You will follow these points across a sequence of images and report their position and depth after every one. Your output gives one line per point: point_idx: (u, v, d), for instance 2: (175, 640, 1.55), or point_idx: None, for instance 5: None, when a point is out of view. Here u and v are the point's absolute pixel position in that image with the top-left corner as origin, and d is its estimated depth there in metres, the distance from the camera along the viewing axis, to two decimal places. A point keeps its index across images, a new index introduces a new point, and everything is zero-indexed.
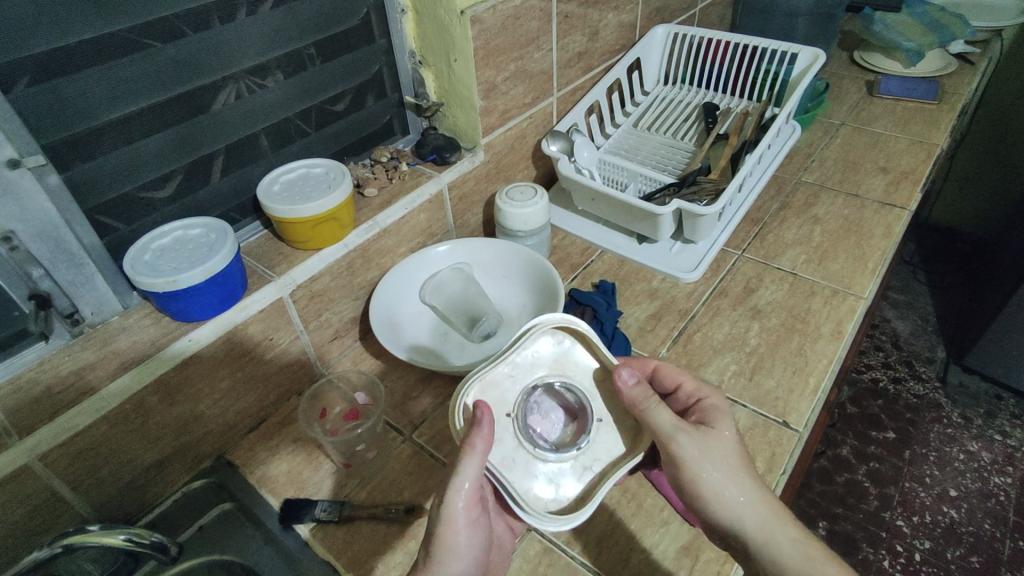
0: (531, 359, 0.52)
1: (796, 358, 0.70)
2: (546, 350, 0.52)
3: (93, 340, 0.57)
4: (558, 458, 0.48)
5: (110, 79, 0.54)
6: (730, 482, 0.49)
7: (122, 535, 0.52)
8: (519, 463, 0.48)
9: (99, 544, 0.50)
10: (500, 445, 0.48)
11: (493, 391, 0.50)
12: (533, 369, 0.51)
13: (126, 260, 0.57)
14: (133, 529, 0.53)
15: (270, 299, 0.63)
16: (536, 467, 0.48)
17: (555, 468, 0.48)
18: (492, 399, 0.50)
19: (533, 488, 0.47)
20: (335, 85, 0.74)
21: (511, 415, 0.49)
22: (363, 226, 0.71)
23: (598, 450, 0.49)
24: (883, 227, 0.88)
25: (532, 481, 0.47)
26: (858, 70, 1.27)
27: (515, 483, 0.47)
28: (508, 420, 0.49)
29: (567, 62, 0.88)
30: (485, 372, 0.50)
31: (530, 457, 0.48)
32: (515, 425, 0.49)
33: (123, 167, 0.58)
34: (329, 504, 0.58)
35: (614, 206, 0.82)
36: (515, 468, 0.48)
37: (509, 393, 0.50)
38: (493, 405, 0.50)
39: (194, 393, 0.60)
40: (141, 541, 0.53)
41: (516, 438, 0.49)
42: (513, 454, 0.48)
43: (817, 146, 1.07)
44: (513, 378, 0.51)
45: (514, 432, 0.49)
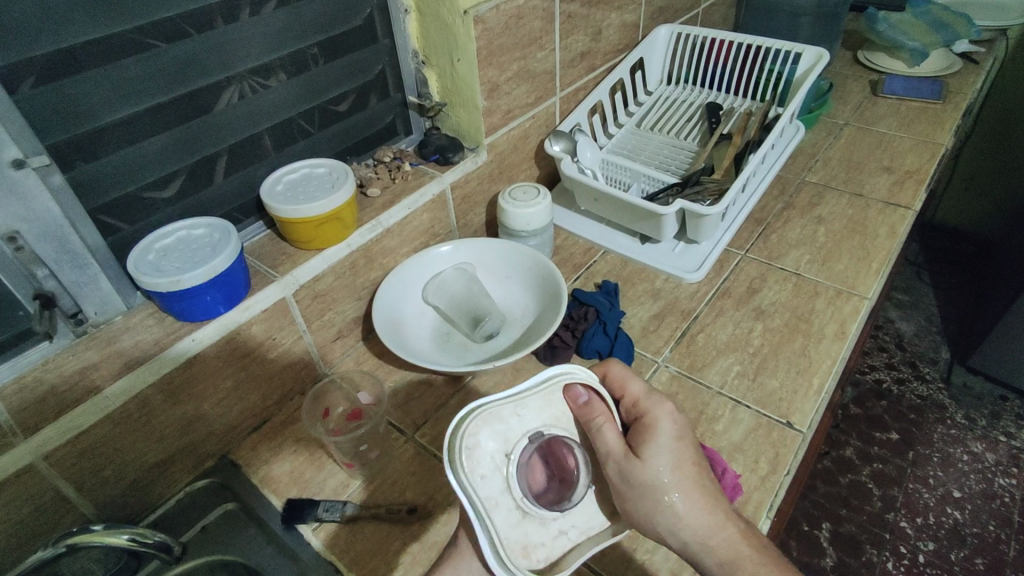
0: (542, 404, 0.50)
1: (799, 358, 0.70)
2: (558, 398, 0.51)
3: (98, 340, 0.58)
4: (539, 517, 0.48)
5: (114, 79, 0.54)
6: (656, 514, 0.49)
7: (126, 535, 0.52)
8: (502, 507, 0.47)
9: (101, 544, 0.50)
10: (488, 482, 0.47)
11: (500, 426, 0.48)
12: (541, 414, 0.50)
13: (129, 260, 0.57)
14: (136, 529, 0.53)
15: (274, 298, 0.63)
16: (518, 519, 0.47)
17: (535, 525, 0.48)
18: (495, 435, 0.48)
19: (508, 538, 0.47)
20: (338, 86, 0.74)
21: (510, 456, 0.48)
22: (366, 226, 0.71)
23: (578, 518, 0.50)
24: (887, 227, 0.88)
25: (510, 530, 0.47)
26: (862, 70, 1.27)
27: (495, 526, 0.46)
28: (505, 461, 0.48)
29: (570, 62, 0.88)
30: (495, 408, 0.48)
31: (515, 504, 0.47)
32: (511, 468, 0.47)
33: (127, 167, 0.58)
34: (331, 504, 0.58)
35: (618, 206, 0.82)
36: (497, 514, 0.47)
37: (513, 431, 0.48)
38: (495, 440, 0.48)
39: (198, 393, 0.60)
40: (146, 540, 0.53)
41: (506, 484, 0.47)
42: (499, 497, 0.47)
43: (821, 146, 1.06)
44: (520, 419, 0.49)
45: (506, 476, 0.47)
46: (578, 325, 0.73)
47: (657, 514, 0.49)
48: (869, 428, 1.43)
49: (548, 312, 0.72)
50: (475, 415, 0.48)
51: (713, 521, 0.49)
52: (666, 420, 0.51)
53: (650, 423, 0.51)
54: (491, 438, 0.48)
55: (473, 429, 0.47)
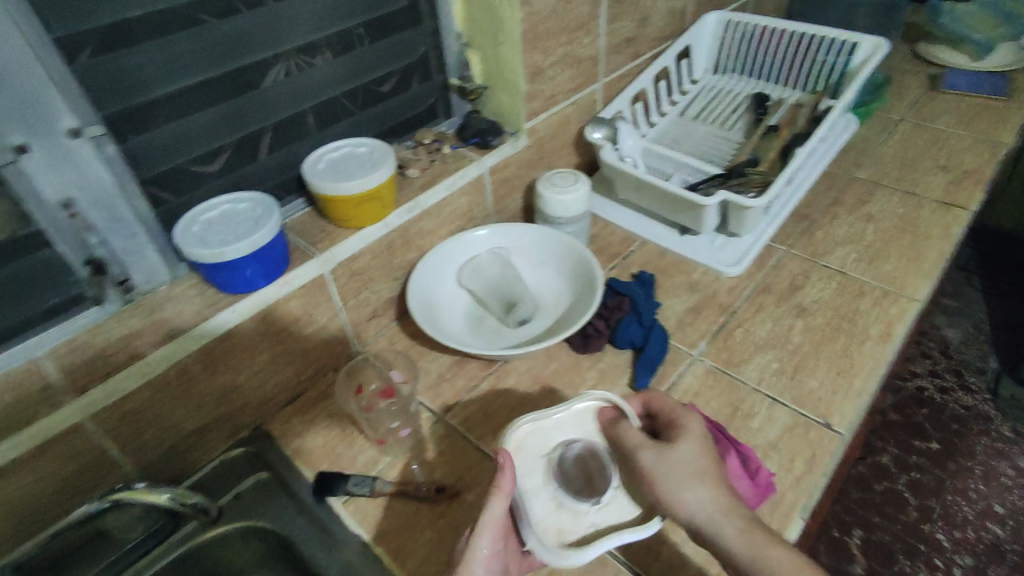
0: (580, 419, 0.54)
1: (841, 358, 0.68)
2: (594, 415, 0.55)
3: (141, 309, 0.60)
4: (572, 507, 0.49)
5: (165, 54, 0.55)
6: (686, 494, 0.48)
7: (166, 495, 0.54)
8: (535, 492, 0.50)
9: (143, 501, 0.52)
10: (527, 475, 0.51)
11: (541, 433, 0.54)
12: (578, 426, 0.54)
13: (177, 231, 0.59)
14: (177, 489, 0.54)
15: (312, 274, 0.64)
16: (553, 505, 0.50)
17: (565, 513, 0.49)
18: (537, 439, 0.53)
19: (542, 521, 0.49)
20: (382, 66, 0.75)
21: (546, 456, 0.52)
22: (405, 207, 0.71)
23: (611, 511, 0.50)
24: (941, 228, 0.84)
25: (547, 513, 0.49)
26: (922, 63, 1.22)
27: (529, 511, 0.49)
28: (542, 460, 0.52)
29: (615, 48, 0.87)
30: (538, 420, 0.54)
31: (550, 495, 0.50)
32: (546, 464, 0.51)
33: (176, 139, 0.60)
34: (360, 479, 0.59)
35: (657, 195, 0.80)
36: (529, 497, 0.50)
37: (552, 437, 0.53)
38: (535, 444, 0.53)
39: (235, 364, 0.62)
40: (185, 501, 0.55)
41: (540, 473, 0.51)
42: (536, 488, 0.51)
43: (873, 141, 1.02)
44: (559, 429, 0.54)
45: (543, 471, 0.51)
46: (613, 315, 0.72)
47: (685, 494, 0.48)
48: (905, 434, 1.38)
49: (583, 300, 0.71)
50: (520, 425, 0.53)
51: (730, 508, 0.48)
52: (693, 422, 0.53)
53: (677, 426, 0.53)
54: (533, 444, 0.53)
55: (518, 436, 0.53)
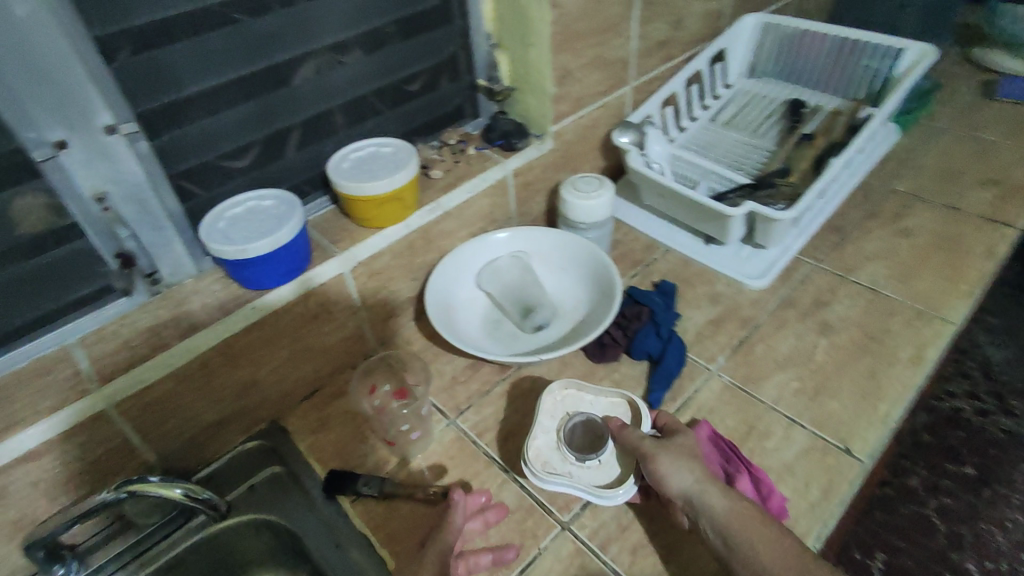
0: (605, 406, 0.62)
1: (866, 380, 0.66)
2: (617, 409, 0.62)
3: (169, 300, 0.61)
4: (564, 453, 0.59)
5: (200, 51, 0.57)
6: (679, 470, 0.53)
7: (179, 489, 0.55)
8: (546, 432, 0.61)
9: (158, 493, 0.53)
10: (548, 414, 0.62)
11: (570, 397, 0.63)
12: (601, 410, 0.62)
13: (202, 227, 0.60)
14: (188, 484, 0.56)
15: (333, 273, 0.65)
16: (553, 445, 0.60)
17: (561, 455, 0.59)
18: (567, 398, 0.63)
19: (540, 450, 0.59)
20: (410, 66, 0.75)
21: (568, 413, 0.62)
22: (427, 208, 0.71)
23: (589, 474, 0.58)
24: (983, 246, 0.80)
25: (546, 449, 0.59)
26: (974, 70, 1.16)
27: (534, 437, 0.60)
28: (563, 416, 0.62)
29: (647, 51, 0.85)
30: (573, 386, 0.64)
31: (556, 439, 0.60)
32: (566, 417, 0.61)
33: (206, 136, 0.61)
34: (370, 479, 0.60)
35: (683, 204, 0.79)
36: (540, 432, 0.61)
37: (579, 403, 0.62)
38: (566, 401, 0.63)
39: (255, 359, 0.63)
40: (195, 496, 0.57)
41: (558, 420, 0.61)
42: (549, 429, 0.61)
43: (915, 152, 0.98)
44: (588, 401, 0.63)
45: (561, 421, 0.61)
46: (630, 324, 0.71)
47: (677, 470, 0.53)
48: (936, 459, 0.92)
49: (601, 308, 0.71)
50: (559, 383, 0.63)
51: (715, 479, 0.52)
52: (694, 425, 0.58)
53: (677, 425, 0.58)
54: (564, 404, 0.63)
55: (554, 390, 0.63)
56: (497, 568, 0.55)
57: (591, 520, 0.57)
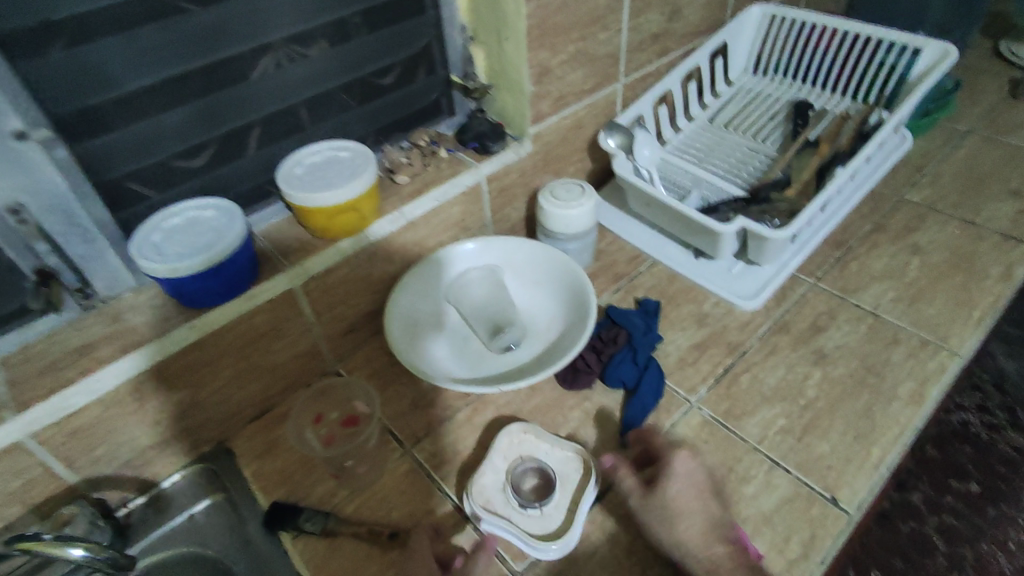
0: (563, 458, 0.57)
1: (860, 420, 0.60)
2: (572, 465, 0.57)
3: (104, 315, 0.57)
4: (506, 497, 0.54)
5: (138, 46, 0.52)
6: (679, 540, 0.51)
7: (80, 549, 0.50)
8: (495, 470, 0.57)
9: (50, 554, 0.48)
10: (502, 452, 0.58)
11: (527, 440, 0.59)
12: (556, 462, 0.57)
13: (133, 240, 0.55)
14: (90, 542, 0.51)
15: (280, 290, 0.60)
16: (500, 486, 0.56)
17: (503, 498, 0.55)
18: (525, 441, 0.59)
19: (484, 488, 0.55)
20: (376, 60, 0.69)
21: (522, 456, 0.58)
22: (389, 217, 0.66)
23: (525, 524, 0.53)
24: (1000, 267, 0.74)
25: (491, 488, 0.56)
26: (1002, 66, 1.07)
27: (481, 473, 0.56)
28: (516, 458, 0.58)
29: (639, 45, 0.78)
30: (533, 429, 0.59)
31: (504, 479, 0.56)
32: (518, 460, 0.57)
33: (145, 138, 0.56)
34: (314, 514, 0.55)
35: (671, 215, 0.73)
36: (488, 468, 0.57)
37: (534, 449, 0.58)
38: (523, 442, 0.59)
39: (196, 381, 0.59)
40: (97, 554, 0.52)
41: (510, 462, 0.57)
42: (499, 468, 0.57)
43: (932, 157, 0.90)
44: (545, 446, 0.58)
45: (513, 463, 0.57)
46: (606, 348, 0.66)
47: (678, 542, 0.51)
48: (939, 475, 0.84)
49: (574, 328, 0.65)
50: (519, 423, 0.59)
51: (694, 530, 0.51)
52: (680, 462, 0.55)
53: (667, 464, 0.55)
54: (520, 446, 0.58)
55: (513, 430, 0.59)
56: None
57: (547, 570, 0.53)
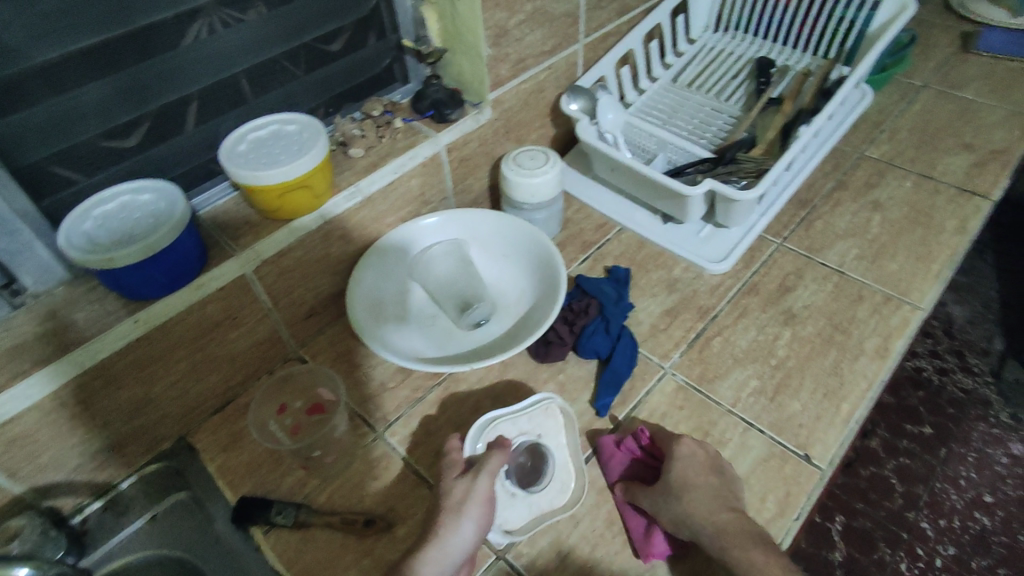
0: (566, 463, 0.56)
1: (829, 378, 0.61)
2: (570, 478, 0.55)
3: (36, 312, 0.53)
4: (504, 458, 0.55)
5: (33, 12, 0.46)
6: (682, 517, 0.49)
7: (25, 569, 0.47)
8: (514, 423, 0.57)
9: None
10: (526, 419, 0.57)
11: (551, 425, 0.57)
12: (559, 464, 0.56)
13: (62, 229, 0.50)
14: (38, 560, 0.48)
15: (232, 276, 0.57)
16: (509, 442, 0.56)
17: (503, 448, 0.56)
18: (543, 424, 0.57)
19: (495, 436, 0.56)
20: (319, 24, 0.64)
21: (537, 435, 0.57)
22: (344, 194, 0.62)
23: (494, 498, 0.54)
24: (957, 220, 0.75)
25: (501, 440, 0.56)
26: (953, 19, 1.08)
27: (499, 423, 0.57)
28: (535, 431, 0.57)
29: (598, 3, 0.75)
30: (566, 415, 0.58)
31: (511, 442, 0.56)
32: (531, 438, 0.56)
33: (58, 119, 0.51)
34: (284, 507, 0.53)
35: (638, 180, 0.71)
36: (512, 417, 0.57)
37: (548, 439, 0.57)
38: (546, 423, 0.57)
39: (145, 377, 0.55)
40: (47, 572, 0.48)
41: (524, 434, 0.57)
42: (516, 433, 0.57)
43: (890, 113, 0.91)
44: (564, 441, 0.57)
45: (527, 436, 0.56)
46: (577, 320, 0.65)
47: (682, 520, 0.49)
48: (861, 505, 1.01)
49: (544, 301, 0.64)
50: (557, 399, 0.59)
51: (711, 509, 0.50)
52: (683, 446, 0.54)
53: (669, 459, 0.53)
54: (547, 421, 0.57)
55: (552, 407, 0.58)
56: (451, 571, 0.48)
57: (529, 548, 0.52)
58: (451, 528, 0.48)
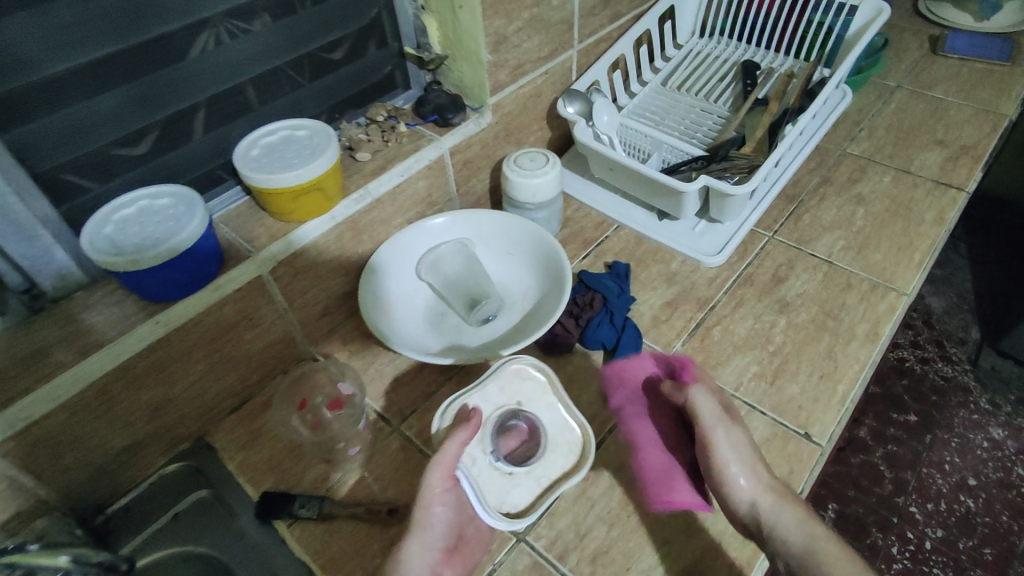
0: (560, 425, 0.54)
1: (824, 361, 0.64)
2: (568, 441, 0.53)
3: (55, 317, 0.54)
4: (487, 435, 0.53)
5: (53, 23, 0.47)
6: (739, 468, 0.51)
7: (66, 557, 0.47)
8: (486, 397, 0.55)
9: (37, 565, 0.45)
10: (501, 390, 0.55)
11: (531, 390, 0.56)
12: (551, 430, 0.54)
13: (84, 233, 0.51)
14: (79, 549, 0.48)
15: (248, 277, 0.58)
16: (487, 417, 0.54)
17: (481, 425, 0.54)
18: (521, 391, 0.56)
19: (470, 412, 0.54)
20: (326, 33, 0.66)
21: (517, 404, 0.55)
22: (354, 196, 0.64)
23: (487, 481, 0.51)
24: (935, 211, 0.79)
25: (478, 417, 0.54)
26: (922, 23, 1.13)
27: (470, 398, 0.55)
28: (513, 400, 0.55)
29: (591, 10, 0.78)
30: (541, 373, 0.57)
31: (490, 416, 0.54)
32: (512, 408, 0.54)
33: (76, 126, 0.52)
34: (308, 500, 0.55)
35: (635, 178, 0.74)
36: (481, 392, 0.55)
37: (530, 406, 0.55)
38: (525, 390, 0.56)
39: (166, 377, 0.56)
40: (89, 559, 0.49)
41: (501, 407, 0.55)
42: (491, 405, 0.54)
43: (868, 112, 0.95)
44: (546, 403, 0.55)
45: (506, 407, 0.55)
46: (582, 313, 0.67)
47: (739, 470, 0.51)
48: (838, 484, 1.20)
49: (551, 295, 0.66)
50: (526, 359, 0.57)
51: (767, 482, 0.50)
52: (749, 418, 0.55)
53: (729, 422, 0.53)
54: (523, 386, 0.56)
55: (521, 369, 0.56)
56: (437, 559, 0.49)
57: (548, 529, 0.54)
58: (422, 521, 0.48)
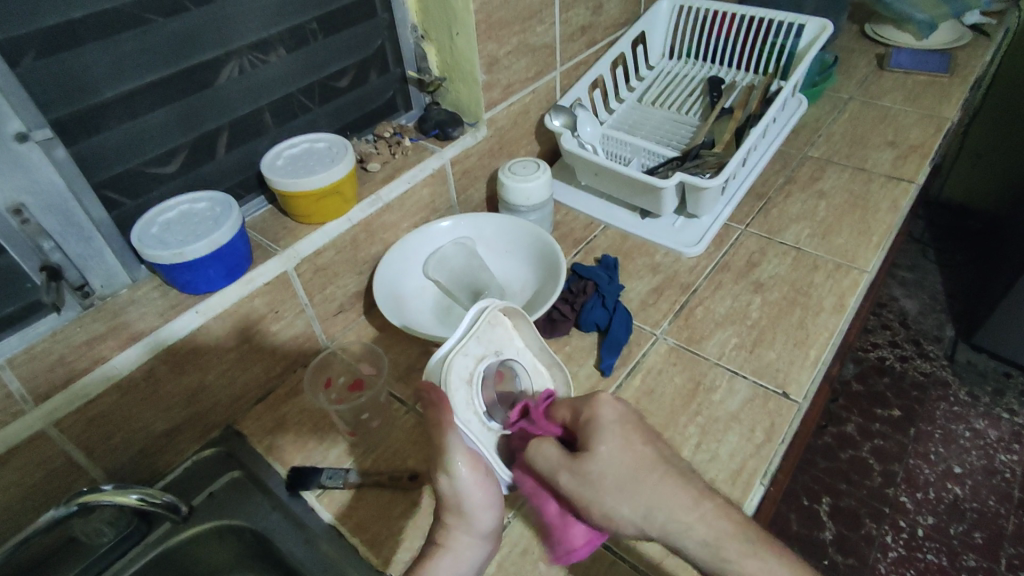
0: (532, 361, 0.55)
1: (797, 331, 0.71)
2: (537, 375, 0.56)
3: (104, 312, 0.59)
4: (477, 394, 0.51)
5: (113, 52, 0.54)
6: (615, 448, 0.45)
7: (136, 495, 0.55)
8: (468, 354, 0.51)
9: (112, 501, 0.54)
10: (473, 343, 0.51)
11: (502, 328, 0.54)
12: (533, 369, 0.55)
13: (134, 233, 0.58)
14: (144, 489, 0.56)
15: (276, 272, 0.64)
16: (467, 377, 0.51)
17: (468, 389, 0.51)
18: (500, 338, 0.53)
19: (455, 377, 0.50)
20: (338, 60, 0.73)
21: (498, 352, 0.53)
22: (367, 201, 0.71)
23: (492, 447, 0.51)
24: (890, 201, 0.87)
25: (462, 384, 0.50)
26: (869, 44, 1.25)
27: (452, 361, 0.50)
28: (491, 349, 0.52)
29: (570, 36, 0.88)
30: (509, 314, 0.54)
31: (472, 374, 0.51)
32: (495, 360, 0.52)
33: (126, 143, 0.58)
34: (334, 471, 0.61)
35: (617, 181, 0.82)
36: (462, 350, 0.51)
37: (510, 348, 0.54)
38: (505, 337, 0.54)
39: (203, 365, 0.62)
40: (155, 499, 0.57)
41: (479, 358, 0.52)
42: (473, 365, 0.51)
43: (825, 121, 1.05)
44: (521, 342, 0.55)
45: (491, 354, 0.52)
46: (577, 299, 0.74)
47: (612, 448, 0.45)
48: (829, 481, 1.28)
49: (546, 284, 0.73)
50: (501, 305, 0.53)
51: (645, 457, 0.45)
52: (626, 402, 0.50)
53: (588, 403, 0.48)
54: (495, 332, 0.53)
55: (495, 314, 0.53)
56: (490, 538, 0.50)
57: None
58: (472, 515, 0.48)
